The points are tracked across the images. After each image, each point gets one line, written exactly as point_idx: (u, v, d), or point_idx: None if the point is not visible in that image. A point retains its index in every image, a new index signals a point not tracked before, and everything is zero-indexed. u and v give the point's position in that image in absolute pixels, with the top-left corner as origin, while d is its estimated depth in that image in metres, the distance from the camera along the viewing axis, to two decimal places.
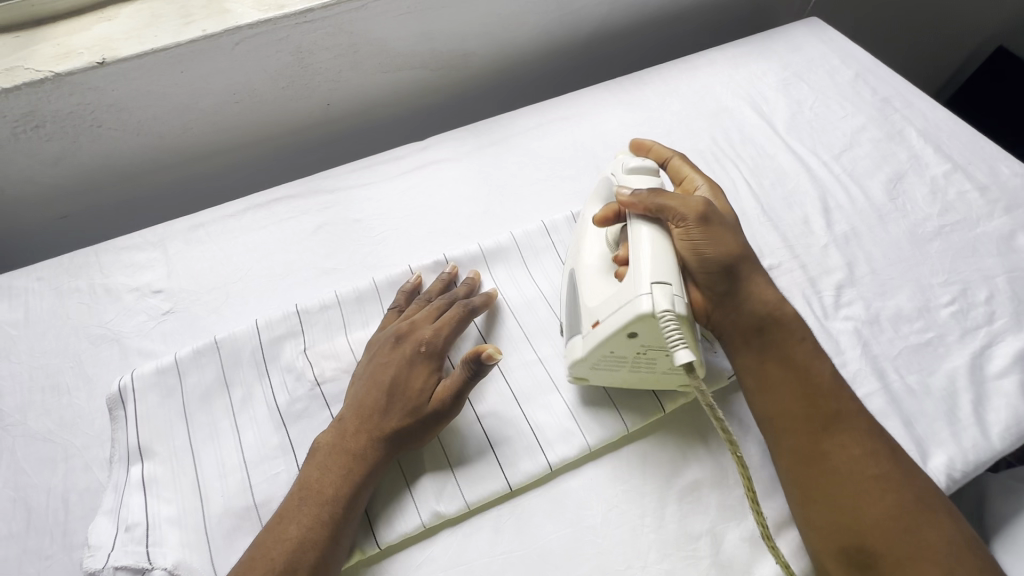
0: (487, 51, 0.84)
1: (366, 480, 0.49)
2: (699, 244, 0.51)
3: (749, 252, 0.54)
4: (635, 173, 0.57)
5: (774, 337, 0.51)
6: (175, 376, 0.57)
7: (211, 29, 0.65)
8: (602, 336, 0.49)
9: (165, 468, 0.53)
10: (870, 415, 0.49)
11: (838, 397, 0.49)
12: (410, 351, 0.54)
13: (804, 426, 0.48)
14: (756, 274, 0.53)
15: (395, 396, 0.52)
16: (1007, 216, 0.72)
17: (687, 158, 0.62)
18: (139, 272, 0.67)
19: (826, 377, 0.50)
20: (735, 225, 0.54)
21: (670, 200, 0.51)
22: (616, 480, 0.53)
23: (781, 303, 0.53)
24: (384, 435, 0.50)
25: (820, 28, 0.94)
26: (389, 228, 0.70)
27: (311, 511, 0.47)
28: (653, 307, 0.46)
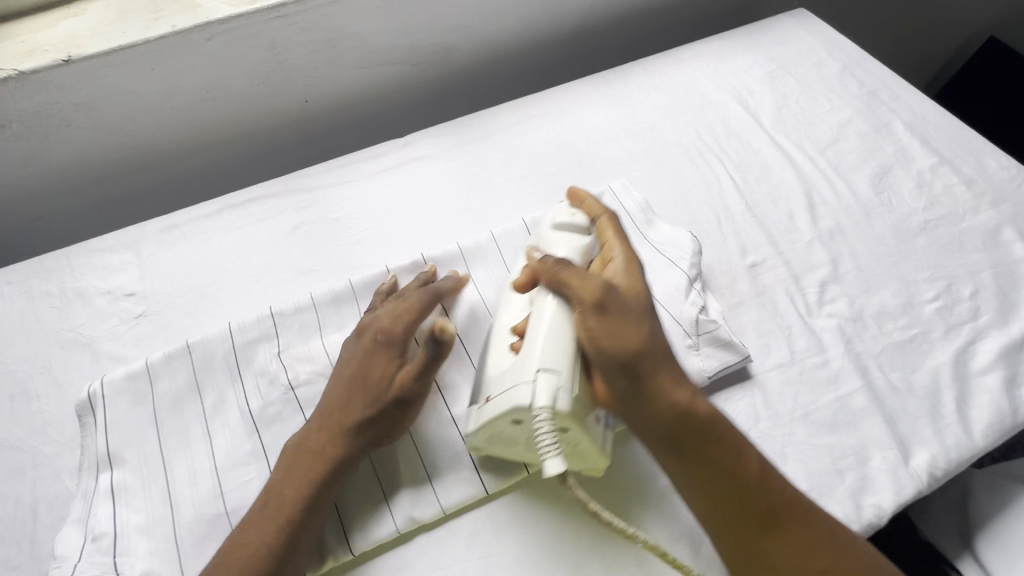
0: (468, 45, 0.83)
1: (327, 477, 0.48)
2: (593, 334, 0.47)
3: (660, 343, 0.48)
4: (562, 230, 0.57)
5: (686, 441, 0.45)
6: (146, 381, 0.56)
7: (180, 25, 0.64)
8: (488, 418, 0.47)
9: (134, 476, 0.52)
10: (802, 495, 0.46)
11: (769, 490, 0.45)
12: (369, 342, 0.53)
13: (740, 522, 0.44)
14: (665, 372, 0.47)
15: (357, 391, 0.51)
16: (993, 210, 0.71)
17: (616, 220, 0.57)
18: (111, 275, 0.65)
19: (752, 471, 0.45)
20: (647, 313, 0.49)
21: (570, 282, 0.49)
22: (594, 482, 0.52)
23: (697, 403, 0.46)
24: (347, 429, 0.49)
25: (807, 19, 0.93)
26: (367, 228, 0.69)
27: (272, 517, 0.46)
28: (533, 400, 0.44)
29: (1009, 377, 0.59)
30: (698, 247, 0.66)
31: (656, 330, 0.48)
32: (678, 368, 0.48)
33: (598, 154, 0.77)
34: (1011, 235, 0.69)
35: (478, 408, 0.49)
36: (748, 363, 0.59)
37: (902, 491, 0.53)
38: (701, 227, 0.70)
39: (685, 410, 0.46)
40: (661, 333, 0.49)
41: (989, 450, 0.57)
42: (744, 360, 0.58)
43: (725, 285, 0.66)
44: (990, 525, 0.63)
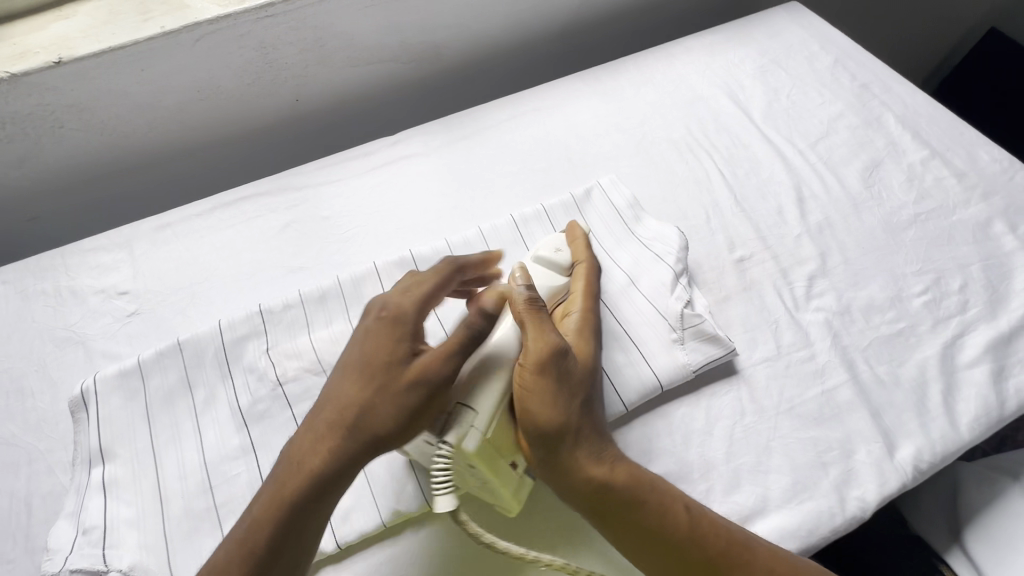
0: (459, 42, 0.83)
1: (323, 470, 0.44)
2: (527, 392, 0.46)
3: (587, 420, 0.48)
4: (543, 263, 0.58)
5: (603, 506, 0.46)
6: (138, 378, 0.57)
7: (169, 26, 0.64)
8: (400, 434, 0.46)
9: (126, 470, 0.53)
10: (743, 538, 0.45)
11: (699, 544, 0.45)
12: (375, 322, 0.49)
13: (668, 572, 0.45)
14: (581, 451, 0.47)
15: (364, 380, 0.46)
16: (984, 203, 0.71)
17: (592, 275, 0.58)
18: (105, 274, 0.66)
19: (682, 525, 0.45)
20: (583, 385, 0.49)
21: (529, 334, 0.48)
22: None
23: (614, 485, 0.46)
24: (350, 424, 0.45)
25: (800, 13, 0.93)
26: (357, 225, 0.69)
27: (264, 519, 0.43)
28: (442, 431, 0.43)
29: (996, 370, 0.59)
30: (686, 242, 0.66)
31: (586, 407, 0.49)
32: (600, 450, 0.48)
33: (587, 150, 0.77)
34: (1002, 227, 0.69)
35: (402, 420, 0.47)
36: (734, 357, 0.60)
37: (886, 484, 0.53)
38: (689, 222, 0.70)
39: (597, 487, 0.46)
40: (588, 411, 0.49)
41: (975, 443, 0.57)
42: (730, 354, 0.58)
43: (713, 280, 0.66)
44: (978, 517, 0.63)
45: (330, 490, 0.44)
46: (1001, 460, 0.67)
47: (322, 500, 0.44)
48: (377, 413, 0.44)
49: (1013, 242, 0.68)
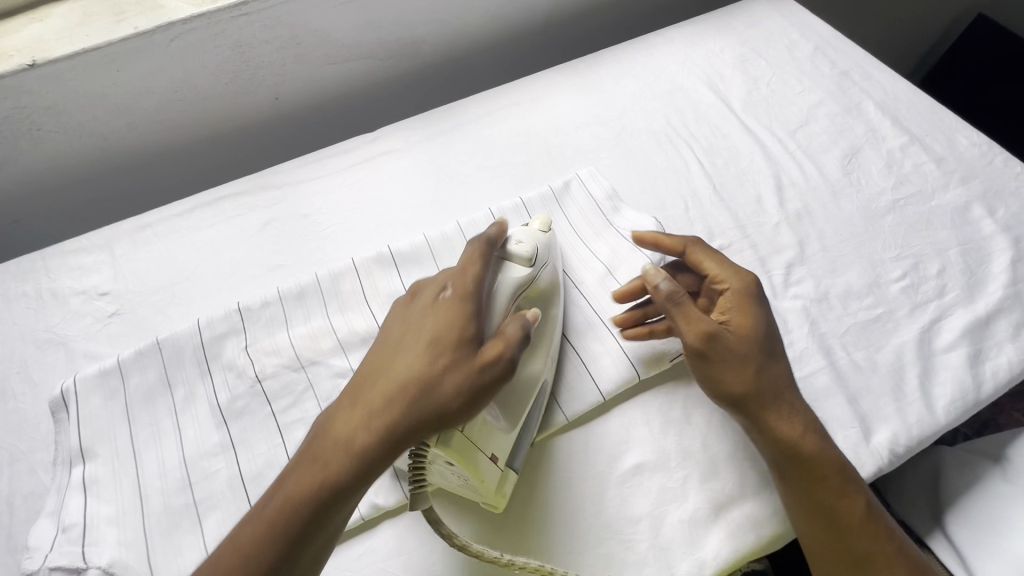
0: (437, 37, 0.83)
1: (380, 441, 0.41)
2: (704, 379, 0.52)
3: (777, 378, 0.51)
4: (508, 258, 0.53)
5: (795, 473, 0.49)
6: (117, 378, 0.57)
7: (143, 26, 0.64)
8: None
9: (106, 469, 0.53)
10: (903, 541, 0.48)
11: (869, 532, 0.47)
12: (431, 296, 0.47)
13: (839, 545, 0.47)
14: (771, 411, 0.50)
15: (428, 358, 0.44)
16: (963, 188, 0.71)
17: (705, 247, 0.57)
18: (86, 275, 0.66)
19: (858, 513, 0.47)
20: (750, 354, 0.51)
21: (685, 319, 0.52)
22: (555, 467, 0.54)
23: (805, 447, 0.49)
24: (409, 404, 0.42)
25: (781, 2, 0.92)
26: (336, 222, 0.69)
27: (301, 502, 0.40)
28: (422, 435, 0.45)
29: (973, 354, 0.59)
30: (663, 232, 0.66)
31: (768, 368, 0.51)
32: (796, 405, 0.51)
33: (567, 143, 0.77)
34: (980, 212, 0.69)
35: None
36: None
37: (864, 469, 0.53)
38: (668, 212, 0.70)
39: (792, 451, 0.49)
40: (773, 369, 0.51)
41: (953, 426, 0.57)
42: None
43: None
44: (960, 502, 0.64)
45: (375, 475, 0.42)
46: (983, 443, 0.67)
47: (364, 486, 0.41)
48: (440, 395, 0.42)
49: (991, 226, 0.68)
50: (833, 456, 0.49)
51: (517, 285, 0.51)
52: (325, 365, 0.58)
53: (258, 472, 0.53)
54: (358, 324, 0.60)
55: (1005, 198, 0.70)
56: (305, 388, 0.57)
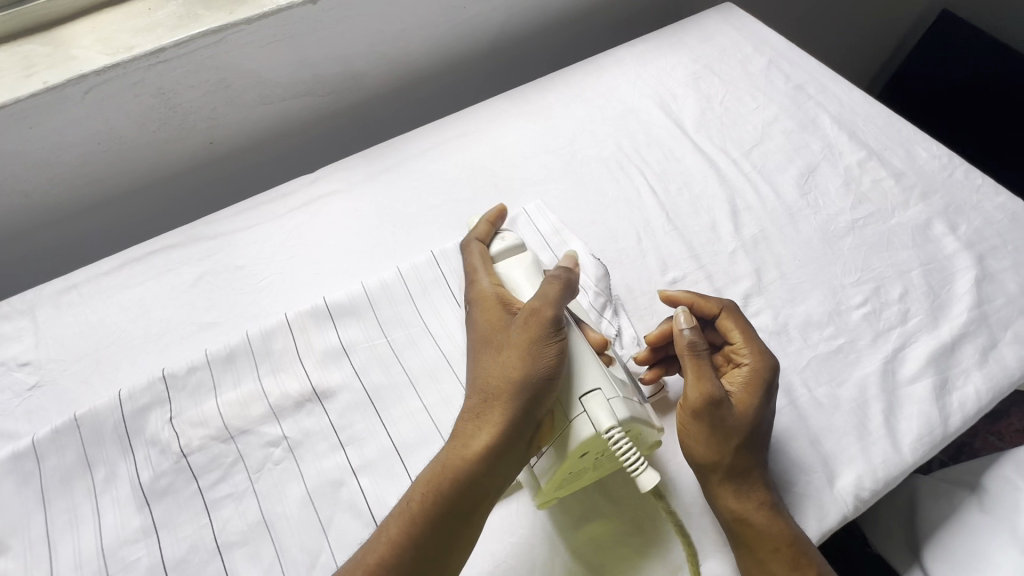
0: (378, 69, 0.80)
1: (489, 421, 0.46)
2: (688, 439, 0.50)
3: (754, 453, 0.50)
4: (509, 255, 0.56)
5: (748, 541, 0.47)
6: (34, 460, 0.54)
7: (53, 80, 0.61)
8: (551, 469, 0.46)
9: (19, 563, 0.49)
10: None
11: None
12: (470, 307, 0.54)
13: None
14: (734, 484, 0.49)
15: (492, 351, 0.49)
16: (923, 204, 0.68)
17: (739, 316, 0.55)
18: (6, 345, 0.62)
19: None
20: (742, 431, 0.49)
21: (693, 375, 0.49)
22: (503, 532, 0.50)
23: (756, 518, 0.47)
24: (494, 387, 0.47)
25: (733, 14, 0.90)
26: (272, 273, 0.66)
27: (435, 496, 0.44)
28: (597, 424, 0.44)
29: (939, 384, 0.56)
30: (605, 270, 0.64)
31: (749, 446, 0.49)
32: (761, 478, 0.49)
33: (514, 175, 0.74)
34: (941, 228, 0.66)
35: (535, 463, 0.48)
36: (664, 392, 0.57)
37: (825, 518, 0.51)
38: (620, 245, 0.67)
39: (740, 520, 0.48)
40: (751, 452, 0.49)
41: (921, 464, 0.54)
42: (655, 394, 0.57)
43: (644, 305, 0.63)
44: (936, 538, 0.60)
45: (499, 453, 0.45)
46: (959, 472, 0.64)
47: (493, 463, 0.45)
48: (508, 369, 0.47)
49: (954, 243, 0.65)
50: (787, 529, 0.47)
51: (530, 266, 0.55)
52: (256, 433, 0.55)
53: (182, 557, 0.49)
54: (292, 386, 0.57)
55: (967, 213, 0.67)
56: (235, 461, 0.53)
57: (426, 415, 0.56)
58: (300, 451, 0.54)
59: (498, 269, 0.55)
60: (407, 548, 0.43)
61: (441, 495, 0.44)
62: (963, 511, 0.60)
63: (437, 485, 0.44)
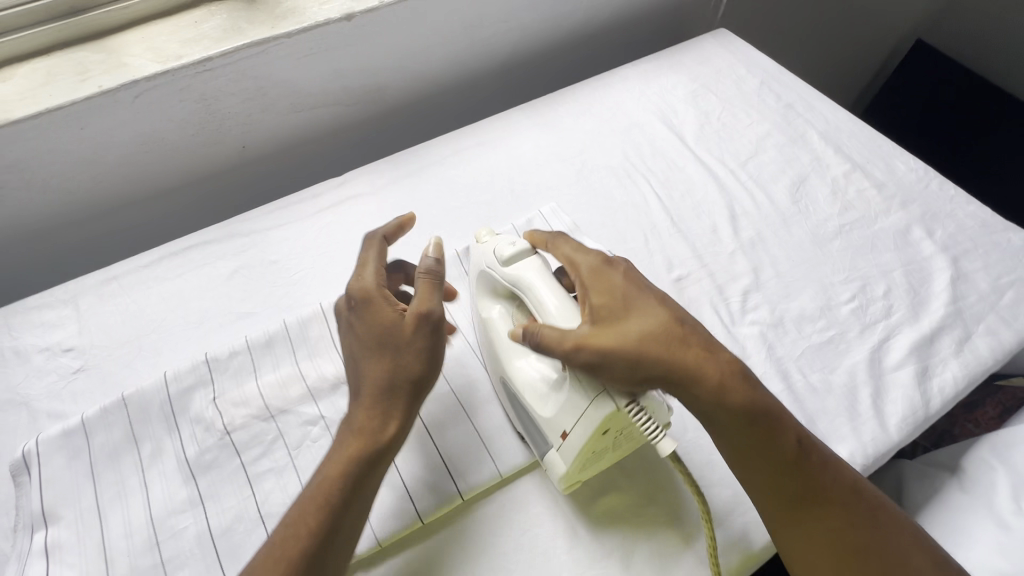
0: (402, 82, 0.86)
1: (388, 414, 0.50)
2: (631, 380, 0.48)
3: (662, 338, 0.48)
4: (513, 262, 0.55)
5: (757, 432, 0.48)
6: (82, 436, 0.57)
7: (108, 84, 0.65)
8: (575, 451, 0.48)
9: (71, 532, 0.52)
10: (839, 467, 0.49)
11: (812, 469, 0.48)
12: (353, 310, 0.54)
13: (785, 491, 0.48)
14: (677, 380, 0.48)
15: (383, 350, 0.51)
16: (903, 211, 0.75)
17: (554, 237, 0.56)
18: (50, 331, 0.65)
19: (791, 444, 0.48)
20: (636, 327, 0.49)
21: (546, 340, 0.49)
22: (527, 503, 0.54)
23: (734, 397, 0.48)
24: (395, 383, 0.50)
25: (727, 39, 0.98)
26: (305, 267, 0.71)
27: (341, 480, 0.46)
28: (616, 400, 0.46)
29: (921, 370, 0.62)
30: None
31: (650, 334, 0.48)
32: (686, 347, 0.49)
33: (529, 182, 0.79)
34: (920, 233, 0.73)
35: (561, 450, 0.50)
36: None
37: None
38: (629, 245, 0.73)
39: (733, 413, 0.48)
40: (665, 338, 0.48)
41: (906, 442, 0.59)
42: None
43: None
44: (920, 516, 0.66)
45: (397, 441, 0.50)
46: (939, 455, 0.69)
47: (391, 450, 0.49)
48: (409, 370, 0.50)
49: (931, 247, 0.72)
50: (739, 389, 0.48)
51: (539, 269, 0.54)
52: (295, 413, 0.58)
53: (228, 526, 0.53)
54: (328, 369, 0.61)
55: (942, 219, 0.74)
56: (276, 438, 0.57)
57: (453, 396, 0.60)
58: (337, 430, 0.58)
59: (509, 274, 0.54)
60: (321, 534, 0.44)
61: (350, 484, 0.46)
62: (944, 490, 0.66)
63: (343, 475, 0.47)
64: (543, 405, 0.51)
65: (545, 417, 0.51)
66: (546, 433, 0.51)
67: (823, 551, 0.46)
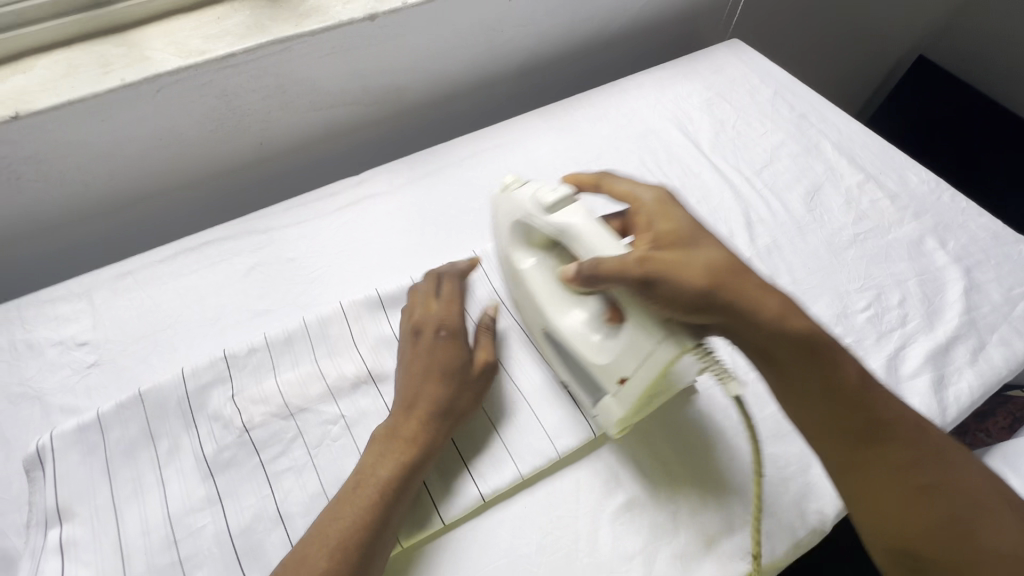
0: (421, 83, 0.86)
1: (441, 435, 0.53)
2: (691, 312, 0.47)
3: (725, 267, 0.48)
4: (558, 210, 0.54)
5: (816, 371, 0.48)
6: (97, 432, 0.56)
7: (130, 78, 0.65)
8: (636, 393, 0.50)
9: (86, 529, 0.51)
10: (904, 411, 0.48)
11: (875, 408, 0.47)
12: (433, 339, 0.58)
13: (853, 426, 0.47)
14: (736, 308, 0.47)
15: (447, 378, 0.55)
16: (916, 222, 0.76)
17: (612, 176, 0.58)
18: (64, 325, 0.64)
19: (855, 380, 0.48)
20: (698, 254, 0.49)
21: (603, 260, 0.49)
22: (548, 505, 0.54)
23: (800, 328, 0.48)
24: (453, 411, 0.54)
25: (740, 49, 0.99)
26: (323, 266, 0.70)
27: (390, 486, 0.49)
28: (682, 343, 0.46)
29: (937, 378, 0.63)
30: None
31: (713, 261, 0.48)
32: (748, 278, 0.48)
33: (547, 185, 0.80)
34: (933, 244, 0.74)
35: (617, 395, 0.52)
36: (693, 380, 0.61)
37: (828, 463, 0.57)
38: None
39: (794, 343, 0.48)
40: (728, 267, 0.48)
41: None
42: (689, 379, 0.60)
43: None
44: None
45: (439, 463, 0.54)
46: None
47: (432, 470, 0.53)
48: (465, 402, 0.55)
49: (944, 257, 0.73)
50: (804, 326, 0.48)
51: (586, 218, 0.53)
52: (315, 412, 0.58)
53: (246, 525, 0.52)
54: (348, 368, 0.60)
55: (954, 231, 0.75)
56: (295, 436, 0.56)
57: None
58: (357, 429, 0.57)
59: (557, 225, 0.54)
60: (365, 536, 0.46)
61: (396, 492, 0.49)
62: None
63: (390, 484, 0.49)
64: (598, 353, 0.52)
65: (603, 363, 0.52)
66: (603, 377, 0.53)
67: (897, 489, 0.45)
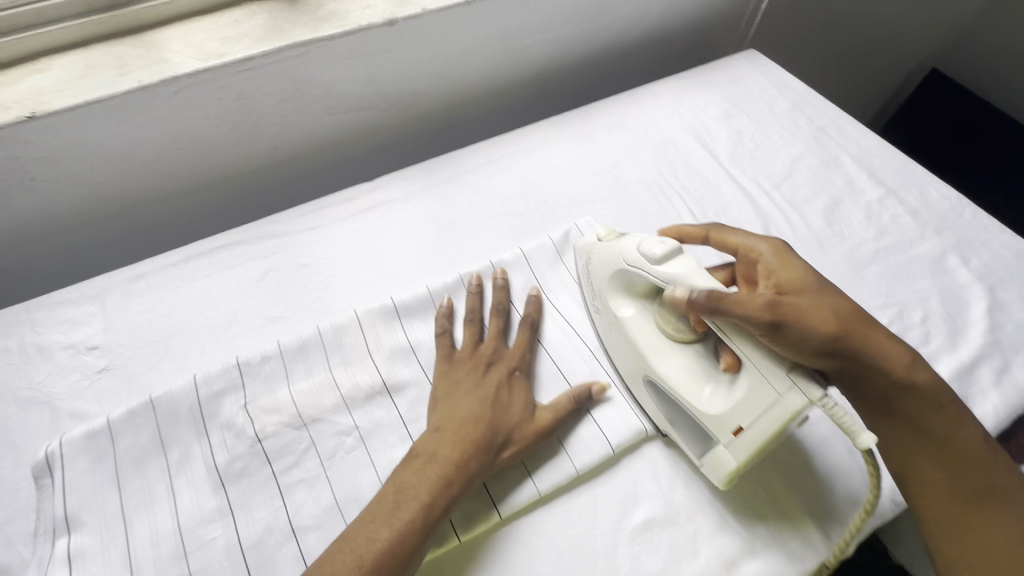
0: (438, 90, 0.85)
1: (486, 465, 0.52)
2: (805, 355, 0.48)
3: (851, 316, 0.50)
4: (668, 260, 0.55)
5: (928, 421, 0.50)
6: (107, 439, 0.55)
7: (147, 79, 0.64)
8: (754, 445, 0.48)
9: (95, 539, 0.50)
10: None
11: (988, 469, 0.48)
12: (505, 372, 0.57)
13: (955, 484, 0.48)
14: (860, 356, 0.49)
15: (501, 409, 0.54)
16: (938, 238, 0.75)
17: (723, 227, 0.60)
18: (75, 328, 0.63)
19: (975, 440, 0.49)
20: (824, 300, 0.50)
21: (724, 299, 0.49)
22: (565, 523, 0.53)
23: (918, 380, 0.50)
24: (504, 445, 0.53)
25: (758, 60, 0.98)
26: (337, 273, 0.69)
27: (426, 510, 0.48)
28: (808, 394, 0.45)
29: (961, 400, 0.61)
30: None
31: (838, 308, 0.50)
32: (872, 327, 0.50)
33: (563, 194, 0.79)
34: (955, 261, 0.73)
35: (729, 445, 0.50)
36: None
37: (853, 486, 0.55)
38: None
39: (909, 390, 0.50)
40: (852, 317, 0.50)
41: None
42: None
43: None
44: None
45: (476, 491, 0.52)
46: None
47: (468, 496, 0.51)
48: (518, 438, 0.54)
49: (967, 275, 0.72)
50: (929, 377, 0.50)
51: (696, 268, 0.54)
52: (328, 422, 0.57)
53: (258, 538, 0.51)
54: (363, 378, 0.59)
55: (976, 248, 0.74)
56: (308, 447, 0.55)
57: None
58: (371, 441, 0.56)
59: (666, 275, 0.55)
60: (392, 558, 0.45)
61: (432, 517, 0.48)
62: None
63: (428, 509, 0.48)
64: (709, 403, 0.52)
65: (715, 413, 0.51)
66: (711, 426, 0.51)
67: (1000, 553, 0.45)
